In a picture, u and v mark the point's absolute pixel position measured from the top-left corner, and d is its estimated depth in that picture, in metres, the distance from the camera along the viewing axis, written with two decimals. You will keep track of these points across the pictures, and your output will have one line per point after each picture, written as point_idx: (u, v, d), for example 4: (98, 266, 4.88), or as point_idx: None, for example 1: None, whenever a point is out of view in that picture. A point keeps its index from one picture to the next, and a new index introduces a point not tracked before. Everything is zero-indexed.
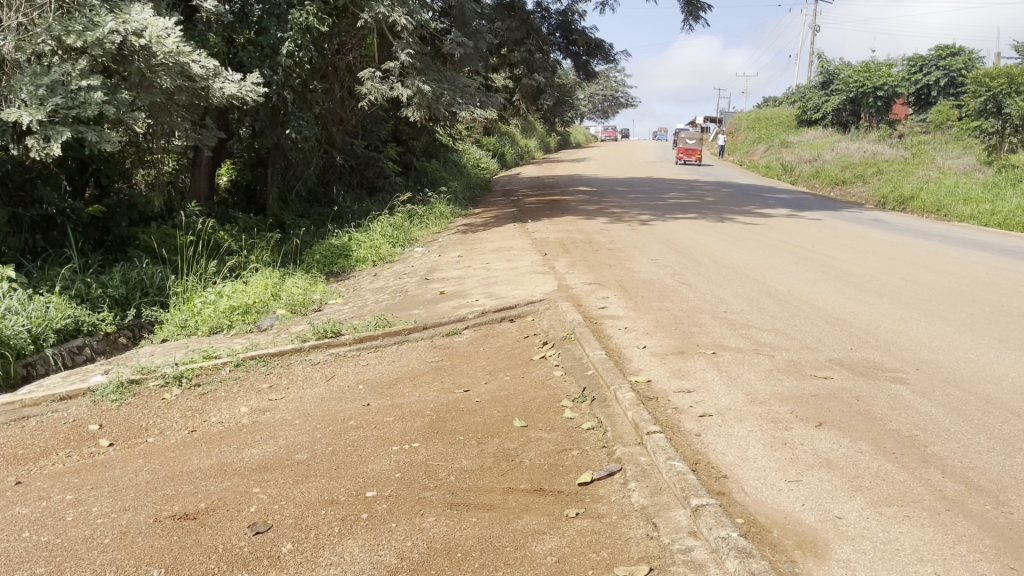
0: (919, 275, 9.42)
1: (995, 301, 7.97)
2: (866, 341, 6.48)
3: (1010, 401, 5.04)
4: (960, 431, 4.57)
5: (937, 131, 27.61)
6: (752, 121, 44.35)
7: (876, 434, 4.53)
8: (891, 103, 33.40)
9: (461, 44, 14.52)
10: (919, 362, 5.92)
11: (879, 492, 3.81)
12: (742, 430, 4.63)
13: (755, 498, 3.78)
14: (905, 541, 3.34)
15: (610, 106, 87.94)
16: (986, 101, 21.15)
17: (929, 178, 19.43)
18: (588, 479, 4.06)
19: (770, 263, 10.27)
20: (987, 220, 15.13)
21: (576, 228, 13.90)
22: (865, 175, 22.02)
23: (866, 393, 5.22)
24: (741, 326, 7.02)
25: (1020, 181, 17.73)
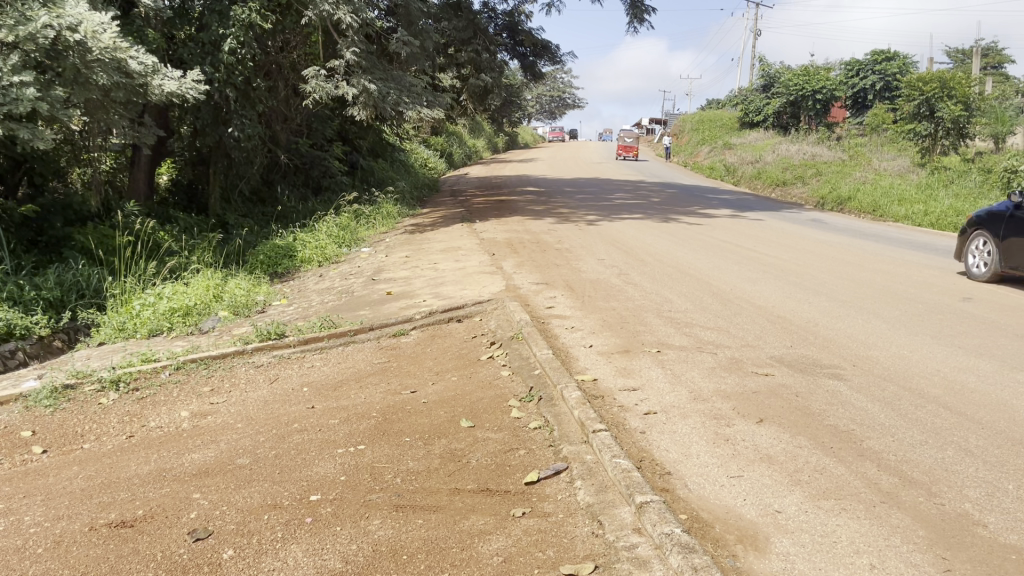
0: (856, 274, 9.67)
1: (927, 299, 8.23)
2: (806, 339, 6.63)
3: (941, 396, 5.22)
4: (894, 425, 4.71)
5: (873, 134, 28.42)
6: (696, 122, 45.08)
7: (814, 429, 4.64)
8: (829, 106, 34.28)
9: (407, 44, 14.46)
10: (855, 358, 6.09)
11: (817, 485, 3.91)
12: (686, 427, 4.70)
13: (698, 493, 3.85)
14: (842, 534, 3.42)
15: (557, 107, 88.43)
16: (920, 104, 21.78)
17: (865, 180, 19.97)
18: (534, 478, 4.07)
19: (713, 263, 10.43)
20: (921, 220, 15.64)
21: (524, 228, 13.94)
22: (805, 177, 22.56)
23: (805, 389, 5.35)
24: (685, 325, 7.13)
25: (951, 183, 18.36)
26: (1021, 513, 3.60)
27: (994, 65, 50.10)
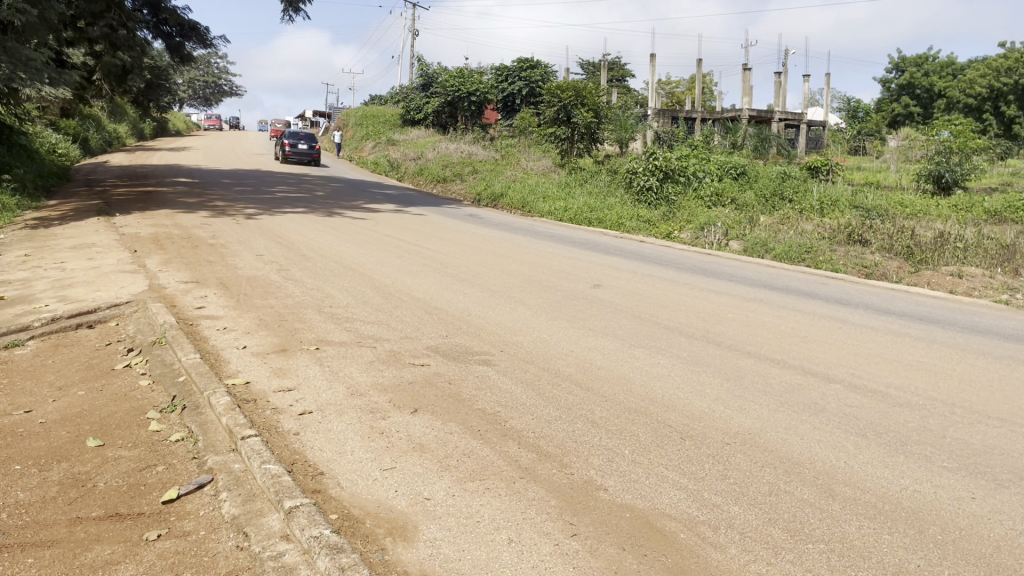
0: (505, 265, 10.36)
1: (565, 286, 9.08)
2: (459, 328, 6.94)
3: (573, 373, 5.77)
4: (534, 403, 5.10)
5: (522, 135, 30.79)
6: (359, 116, 45.32)
7: (463, 414, 4.86)
8: (482, 108, 36.56)
9: (21, 12, 12.59)
10: (503, 344, 6.49)
11: (464, 468, 4.09)
12: (340, 424, 4.64)
13: (350, 491, 3.81)
14: (484, 513, 3.60)
15: (213, 94, 83.23)
16: (559, 110, 23.82)
17: (515, 178, 21.60)
18: (174, 495, 3.73)
19: (374, 256, 10.54)
20: (561, 215, 17.21)
21: (173, 222, 12.90)
22: (462, 174, 23.71)
23: (456, 376, 5.59)
24: (345, 320, 7.08)
25: (585, 182, 20.49)
26: (634, 475, 4.09)
27: (618, 78, 57.21)
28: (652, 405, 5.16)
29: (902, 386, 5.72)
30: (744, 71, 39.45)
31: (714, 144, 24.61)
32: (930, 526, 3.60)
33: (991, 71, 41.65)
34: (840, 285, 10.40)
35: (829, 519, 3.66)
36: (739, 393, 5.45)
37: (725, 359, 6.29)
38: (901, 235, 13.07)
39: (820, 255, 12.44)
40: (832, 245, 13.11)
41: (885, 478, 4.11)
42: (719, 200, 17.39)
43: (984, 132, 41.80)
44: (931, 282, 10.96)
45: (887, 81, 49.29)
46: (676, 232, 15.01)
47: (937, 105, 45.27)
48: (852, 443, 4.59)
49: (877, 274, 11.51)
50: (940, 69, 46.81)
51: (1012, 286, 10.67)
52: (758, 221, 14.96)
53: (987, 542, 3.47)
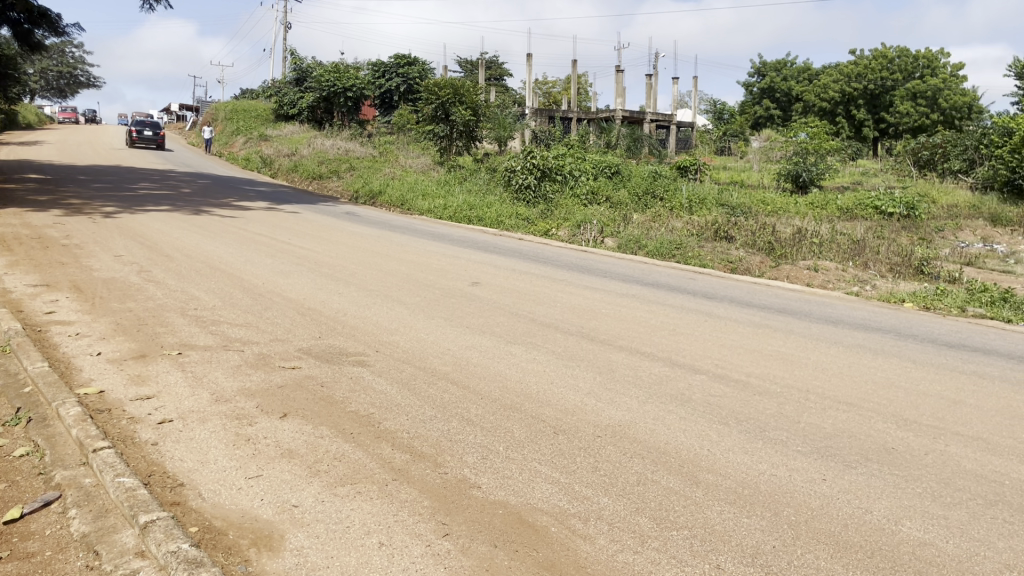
0: (383, 263, 10.21)
1: (443, 284, 9.04)
2: (333, 328, 6.79)
3: (449, 372, 5.75)
4: (409, 404, 5.05)
5: (401, 132, 30.51)
6: (228, 110, 43.64)
7: (334, 417, 4.75)
8: (359, 105, 36.02)
9: None
10: (378, 344, 6.39)
11: (335, 473, 3.99)
12: (204, 432, 4.44)
13: (212, 502, 3.64)
14: (354, 518, 3.53)
15: (69, 85, 78.17)
16: (437, 108, 23.69)
17: (393, 175, 21.38)
18: (16, 515, 3.47)
19: (244, 256, 10.16)
20: (440, 213, 17.15)
21: (21, 221, 12.01)
22: (338, 171, 23.22)
23: (329, 378, 5.46)
24: (211, 323, 6.78)
25: (464, 180, 20.51)
26: (507, 471, 4.11)
27: (496, 77, 57.56)
28: (527, 400, 5.20)
29: (761, 375, 6.01)
30: (617, 73, 40.52)
31: (589, 144, 25.15)
32: (785, 508, 3.79)
33: (843, 77, 44.50)
34: (706, 280, 10.83)
35: (693, 506, 3.80)
36: (611, 386, 5.58)
37: (597, 354, 6.42)
38: (763, 231, 13.75)
39: (689, 251, 12.93)
40: (701, 242, 13.65)
41: (745, 464, 4.30)
42: (595, 198, 17.78)
43: (837, 135, 44.68)
44: (789, 276, 11.59)
45: (749, 85, 51.83)
46: (554, 229, 15.23)
47: (795, 108, 48.04)
48: (715, 431, 4.78)
49: (741, 268, 12.06)
50: (797, 74, 49.60)
51: (861, 278, 11.43)
52: (632, 219, 15.39)
53: (836, 520, 3.68)
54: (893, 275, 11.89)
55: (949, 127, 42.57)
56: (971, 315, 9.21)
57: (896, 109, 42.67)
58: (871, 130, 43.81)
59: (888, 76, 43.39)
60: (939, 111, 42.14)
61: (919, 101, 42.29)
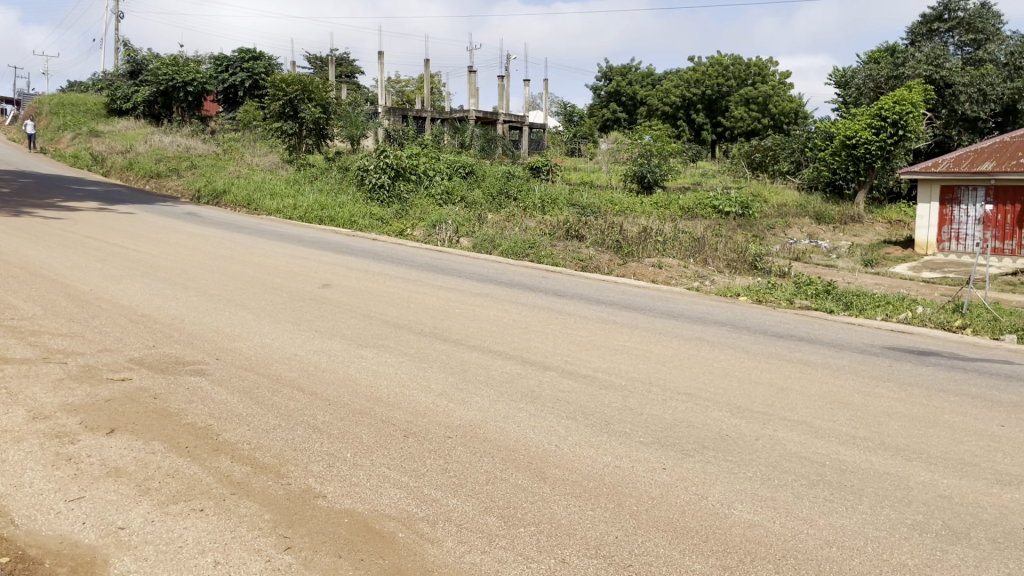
0: (226, 266, 9.76)
1: (291, 287, 8.75)
2: (169, 337, 6.42)
3: (295, 378, 5.56)
4: (251, 413, 4.84)
5: (247, 129, 29.38)
6: (53, 103, 40.47)
7: (168, 431, 4.48)
8: (201, 99, 34.34)
9: None
10: (219, 351, 6.10)
11: (167, 490, 3.76)
12: (18, 453, 4.07)
13: (26, 529, 3.35)
14: (187, 537, 3.34)
15: None
16: (284, 104, 22.93)
17: (238, 174, 20.53)
18: None
19: (69, 261, 9.43)
20: (289, 213, 16.61)
21: None
22: (178, 169, 22.04)
23: (164, 390, 5.14)
24: (29, 334, 6.24)
25: (315, 179, 19.99)
26: (354, 478, 4.01)
27: (346, 74, 56.50)
28: (377, 405, 5.11)
29: (608, 370, 6.19)
30: (470, 73, 40.76)
31: (443, 144, 25.11)
32: (628, 498, 3.91)
33: (683, 82, 46.70)
34: (558, 278, 11.06)
35: (539, 502, 3.85)
36: (463, 386, 5.58)
37: (450, 354, 6.41)
38: (611, 230, 14.19)
39: (542, 250, 13.16)
40: (553, 241, 13.94)
41: (591, 458, 4.41)
42: (449, 198, 17.79)
43: (679, 138, 46.91)
44: (636, 273, 12.02)
45: (596, 88, 53.52)
46: (408, 229, 15.08)
47: (640, 111, 50.02)
48: (563, 427, 4.87)
49: (591, 266, 12.39)
50: (641, 79, 51.59)
51: (701, 274, 12.03)
52: (486, 219, 15.50)
53: (673, 507, 3.84)
54: (730, 270, 12.63)
55: (778, 131, 45.57)
56: (799, 306, 9.89)
57: (731, 114, 45.27)
58: (709, 134, 46.23)
59: (723, 83, 45.80)
60: (769, 116, 45.01)
61: (751, 107, 44.98)
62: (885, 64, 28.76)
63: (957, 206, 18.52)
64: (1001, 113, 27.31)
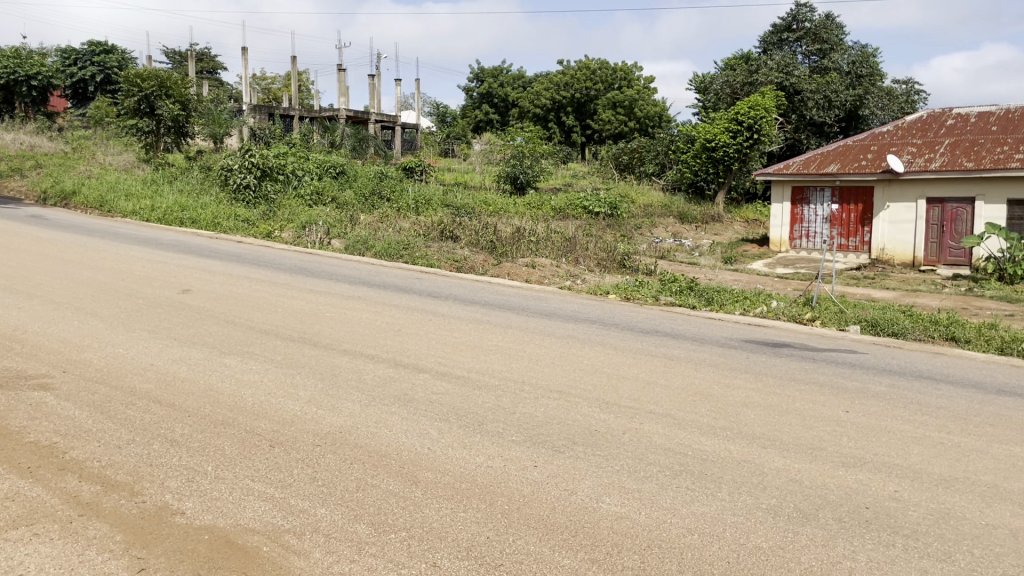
0: (75, 272, 9.14)
1: (148, 293, 8.29)
2: (10, 349, 5.95)
3: (152, 390, 5.27)
4: (101, 429, 4.55)
5: (98, 126, 27.73)
6: None
7: (7, 451, 4.14)
8: (47, 94, 32.07)
9: None
10: (67, 364, 5.70)
11: (5, 515, 3.49)
12: None
13: None
14: (28, 565, 3.12)
15: None
16: (140, 100, 21.64)
17: (90, 174, 19.31)
18: None
19: None
20: (147, 215, 15.76)
21: None
22: (21, 168, 20.50)
23: (3, 408, 4.76)
24: None
25: (175, 179, 19.07)
26: (216, 492, 3.84)
27: (208, 70, 54.27)
28: (242, 414, 4.91)
29: (481, 370, 6.20)
30: (340, 71, 40.01)
31: (312, 143, 24.49)
32: (499, 498, 3.93)
33: (554, 85, 47.62)
34: (432, 279, 11.00)
35: (410, 506, 3.81)
36: (332, 392, 5.45)
37: (319, 359, 6.24)
38: (485, 230, 14.25)
39: (416, 251, 13.07)
40: (427, 241, 13.89)
41: (463, 459, 4.40)
42: (319, 199, 17.38)
43: (550, 140, 47.73)
44: (509, 273, 12.12)
45: (468, 90, 53.71)
46: (276, 231, 14.62)
47: (511, 113, 50.57)
48: (436, 429, 4.85)
49: (466, 267, 12.39)
50: (512, 81, 52.20)
51: (573, 273, 12.26)
52: (357, 220, 15.25)
53: (544, 504, 3.88)
54: (600, 269, 12.98)
55: (644, 134, 47.12)
56: (664, 303, 10.28)
57: (599, 117, 46.42)
58: (578, 136, 47.24)
59: (592, 86, 46.80)
60: (635, 120, 46.47)
61: (618, 110, 46.26)
62: (741, 71, 30.28)
63: (806, 206, 19.71)
64: (845, 119, 29.28)
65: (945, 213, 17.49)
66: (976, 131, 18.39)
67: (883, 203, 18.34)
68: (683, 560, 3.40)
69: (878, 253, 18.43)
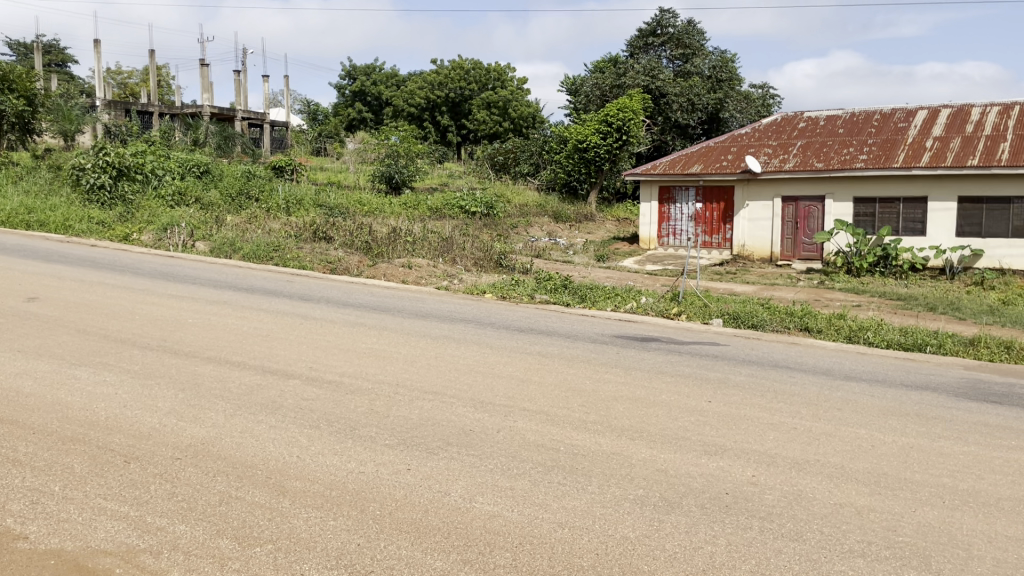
0: None
1: None
2: None
3: None
4: None
5: None
6: None
7: None
8: None
9: None
10: None
11: None
12: None
13: None
14: None
15: None
16: None
17: None
18: None
19: None
20: None
21: None
22: None
23: None
24: None
25: (20, 178, 17.75)
26: (64, 513, 3.60)
27: (58, 62, 50.91)
28: (93, 430, 4.61)
29: (354, 374, 6.09)
30: (204, 67, 38.40)
31: (174, 142, 23.38)
32: (371, 504, 3.86)
33: (428, 84, 47.41)
34: (304, 282, 10.72)
35: (278, 517, 3.68)
36: (195, 402, 5.20)
37: (180, 368, 5.96)
38: (360, 231, 14.03)
39: (287, 253, 12.72)
40: (298, 243, 13.53)
41: (334, 466, 4.30)
42: (182, 200, 16.61)
43: (425, 139, 47.51)
44: (385, 274, 11.98)
45: (341, 88, 52.69)
46: (135, 234, 13.86)
47: (385, 112, 49.99)
48: (306, 436, 4.72)
49: (340, 269, 12.14)
50: (386, 80, 51.62)
51: (450, 273, 12.24)
52: (224, 221, 14.68)
53: (416, 508, 3.84)
54: (477, 268, 13.02)
55: (518, 134, 47.62)
56: (539, 301, 10.42)
57: (474, 117, 46.55)
58: (454, 135, 47.23)
59: (466, 86, 46.89)
60: (509, 120, 46.89)
61: (493, 110, 46.55)
62: (609, 74, 31.11)
63: (673, 205, 20.45)
64: (707, 121, 30.59)
65: (798, 210, 18.58)
66: (825, 133, 19.60)
67: (744, 201, 19.28)
68: (554, 554, 3.45)
69: (740, 249, 19.39)
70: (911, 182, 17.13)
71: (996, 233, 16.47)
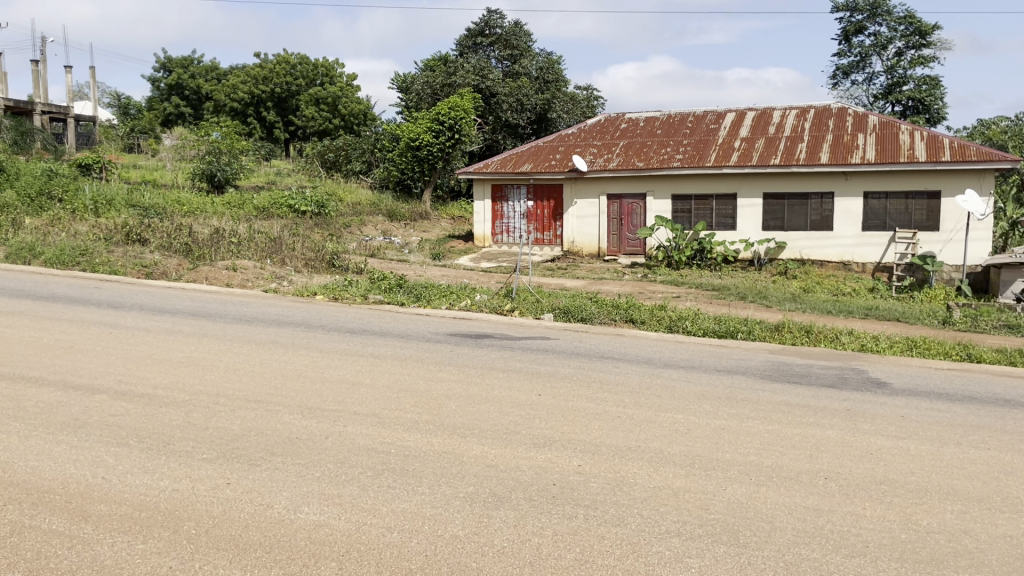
0: None
1: None
2: None
3: None
4: None
5: None
6: None
7: None
8: None
9: None
10: None
11: None
12: None
13: None
14: None
15: None
16: None
17: None
18: None
19: None
20: None
21: None
22: None
23: None
24: None
25: None
26: None
27: None
28: None
29: (170, 385, 5.73)
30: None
31: None
32: (185, 523, 3.64)
33: (251, 78, 45.48)
34: (114, 288, 9.98)
35: (79, 545, 3.40)
36: None
37: None
38: (178, 232, 13.24)
39: (95, 257, 11.81)
40: (109, 246, 12.58)
41: (144, 485, 4.02)
42: None
43: (250, 136, 45.57)
44: (208, 277, 11.39)
45: (155, 81, 49.53)
46: None
47: (206, 107, 47.53)
48: (113, 455, 4.38)
49: (157, 272, 11.43)
50: (204, 73, 49.10)
51: (278, 275, 11.82)
52: (21, 224, 13.42)
53: (236, 523, 3.66)
54: (307, 269, 12.66)
55: (349, 132, 46.75)
56: (372, 301, 10.26)
57: (302, 113, 45.21)
58: (281, 132, 45.63)
59: (292, 82, 45.43)
60: (339, 117, 45.99)
61: (322, 107, 45.46)
62: (440, 72, 31.16)
63: (505, 203, 20.76)
64: (536, 121, 31.32)
65: (622, 208, 19.40)
66: (646, 134, 20.55)
67: (572, 199, 19.89)
68: (382, 560, 3.39)
69: (570, 245, 19.99)
70: (723, 180, 18.30)
71: (797, 226, 17.90)
